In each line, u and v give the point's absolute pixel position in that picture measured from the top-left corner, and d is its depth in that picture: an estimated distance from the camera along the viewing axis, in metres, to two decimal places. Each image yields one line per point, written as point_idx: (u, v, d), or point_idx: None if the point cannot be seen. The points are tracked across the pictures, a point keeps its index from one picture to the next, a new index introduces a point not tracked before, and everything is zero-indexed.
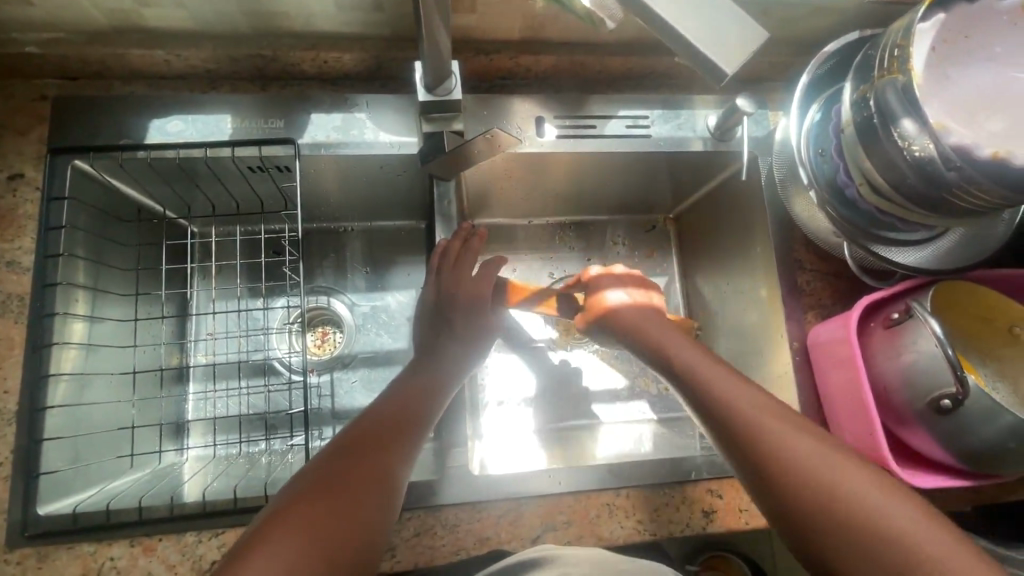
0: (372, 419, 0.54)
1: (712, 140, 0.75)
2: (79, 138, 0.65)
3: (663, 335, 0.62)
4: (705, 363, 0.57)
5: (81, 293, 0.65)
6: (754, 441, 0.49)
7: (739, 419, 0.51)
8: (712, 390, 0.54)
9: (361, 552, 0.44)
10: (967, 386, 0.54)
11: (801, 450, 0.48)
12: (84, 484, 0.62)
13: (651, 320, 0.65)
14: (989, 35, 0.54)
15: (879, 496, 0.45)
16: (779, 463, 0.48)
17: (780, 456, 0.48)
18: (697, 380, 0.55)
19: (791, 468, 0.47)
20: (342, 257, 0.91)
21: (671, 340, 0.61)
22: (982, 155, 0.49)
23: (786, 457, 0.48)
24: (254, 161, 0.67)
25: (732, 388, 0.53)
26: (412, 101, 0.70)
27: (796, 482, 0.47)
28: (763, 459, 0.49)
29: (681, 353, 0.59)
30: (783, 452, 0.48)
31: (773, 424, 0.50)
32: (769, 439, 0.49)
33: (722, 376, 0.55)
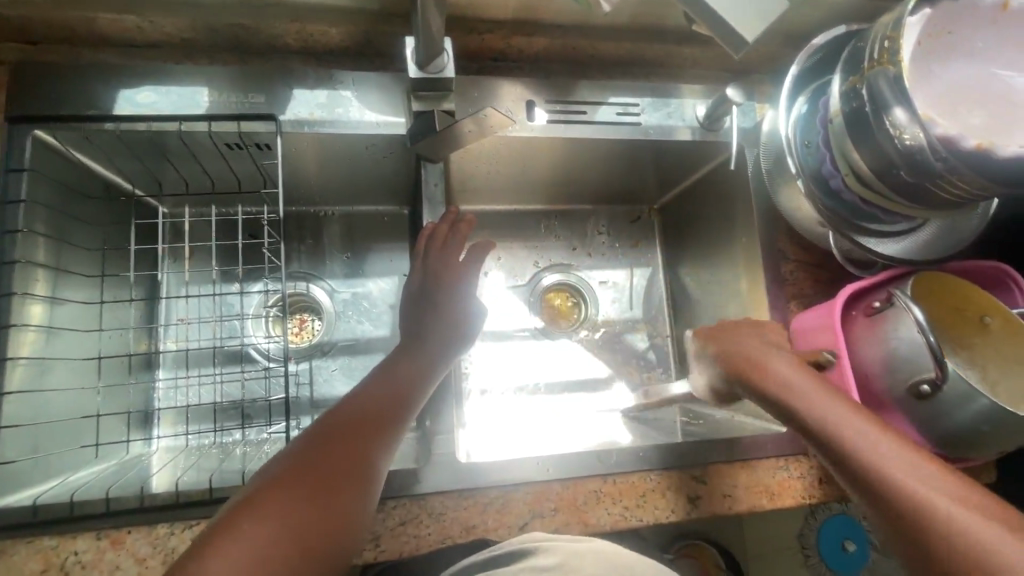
0: (354, 404, 0.52)
1: (700, 130, 0.76)
2: (41, 105, 0.60)
3: (761, 352, 0.59)
4: (813, 384, 0.54)
5: (42, 273, 0.60)
6: (881, 483, 0.46)
7: (857, 458, 0.48)
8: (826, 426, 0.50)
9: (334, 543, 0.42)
10: (945, 371, 0.56)
11: (928, 497, 0.44)
12: (44, 476, 0.58)
13: (755, 344, 0.61)
14: (969, 31, 0.55)
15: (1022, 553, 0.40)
16: (900, 507, 0.44)
17: (901, 502, 0.44)
18: (809, 412, 0.52)
19: (915, 512, 0.44)
20: (320, 242, 0.88)
21: (773, 360, 0.58)
22: (966, 146, 0.49)
23: (911, 502, 0.44)
24: (232, 136, 0.64)
25: (853, 424, 0.49)
26: (399, 80, 0.68)
27: (921, 532, 0.43)
28: (883, 501, 0.45)
29: (787, 376, 0.55)
30: (907, 496, 0.44)
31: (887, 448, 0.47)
32: (893, 482, 0.45)
33: (842, 409, 0.51)
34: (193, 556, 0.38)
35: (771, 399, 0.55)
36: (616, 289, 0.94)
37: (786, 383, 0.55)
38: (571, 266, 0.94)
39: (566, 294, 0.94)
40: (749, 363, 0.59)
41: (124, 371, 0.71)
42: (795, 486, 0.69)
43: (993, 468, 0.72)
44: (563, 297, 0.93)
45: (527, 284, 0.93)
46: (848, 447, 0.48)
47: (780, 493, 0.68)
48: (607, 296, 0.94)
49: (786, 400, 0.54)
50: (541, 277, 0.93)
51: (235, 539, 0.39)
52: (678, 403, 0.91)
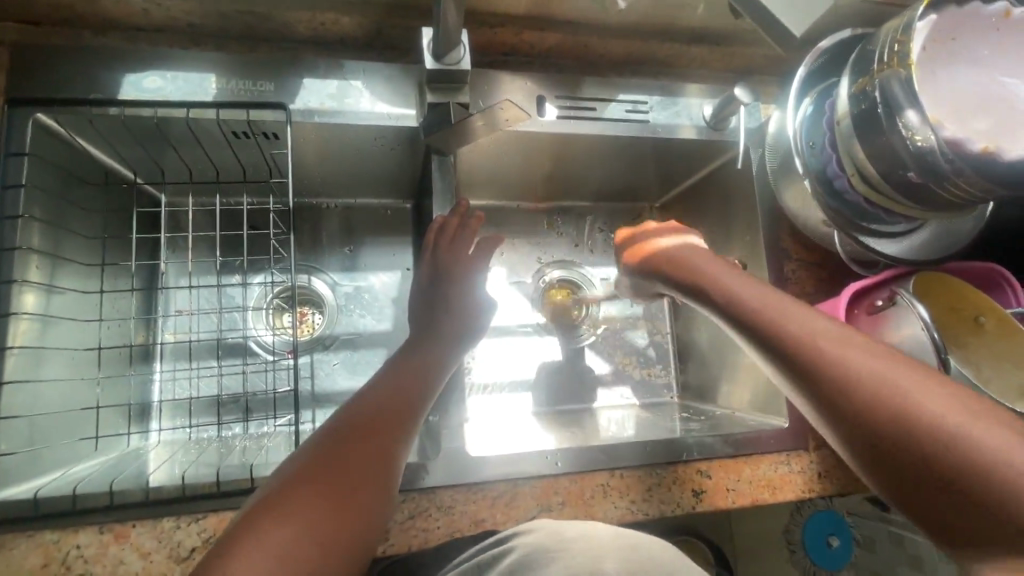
0: (371, 397, 0.52)
1: (707, 129, 0.77)
2: (43, 88, 0.59)
3: (704, 262, 0.57)
4: (750, 285, 0.53)
5: (40, 260, 0.58)
6: (851, 381, 0.44)
7: (823, 358, 0.46)
8: (788, 330, 0.48)
9: (357, 519, 0.43)
10: (948, 368, 0.57)
11: (896, 385, 0.43)
12: (43, 469, 0.56)
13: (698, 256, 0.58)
14: (974, 37, 0.57)
15: (987, 427, 0.39)
16: (873, 401, 0.43)
17: (872, 395, 0.43)
18: (762, 316, 0.50)
19: (888, 404, 0.42)
20: (320, 234, 0.87)
21: (716, 269, 0.55)
22: (974, 149, 0.52)
23: (882, 392, 0.43)
24: (240, 125, 0.63)
25: (812, 327, 0.48)
26: (410, 71, 0.68)
27: (896, 422, 0.42)
28: (855, 399, 0.44)
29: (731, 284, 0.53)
30: (878, 386, 0.43)
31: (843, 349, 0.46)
32: (863, 376, 0.44)
33: (796, 312, 0.49)
34: (218, 559, 0.37)
35: (721, 306, 0.53)
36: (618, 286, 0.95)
37: (725, 284, 0.54)
38: (574, 263, 0.95)
39: (568, 290, 0.94)
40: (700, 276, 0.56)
41: (122, 362, 0.69)
42: (795, 481, 0.70)
43: None
44: (566, 293, 0.94)
45: (529, 280, 0.93)
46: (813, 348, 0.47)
47: (782, 488, 0.69)
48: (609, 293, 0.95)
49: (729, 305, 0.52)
50: (544, 273, 0.93)
51: (261, 529, 0.39)
52: (677, 399, 0.92)
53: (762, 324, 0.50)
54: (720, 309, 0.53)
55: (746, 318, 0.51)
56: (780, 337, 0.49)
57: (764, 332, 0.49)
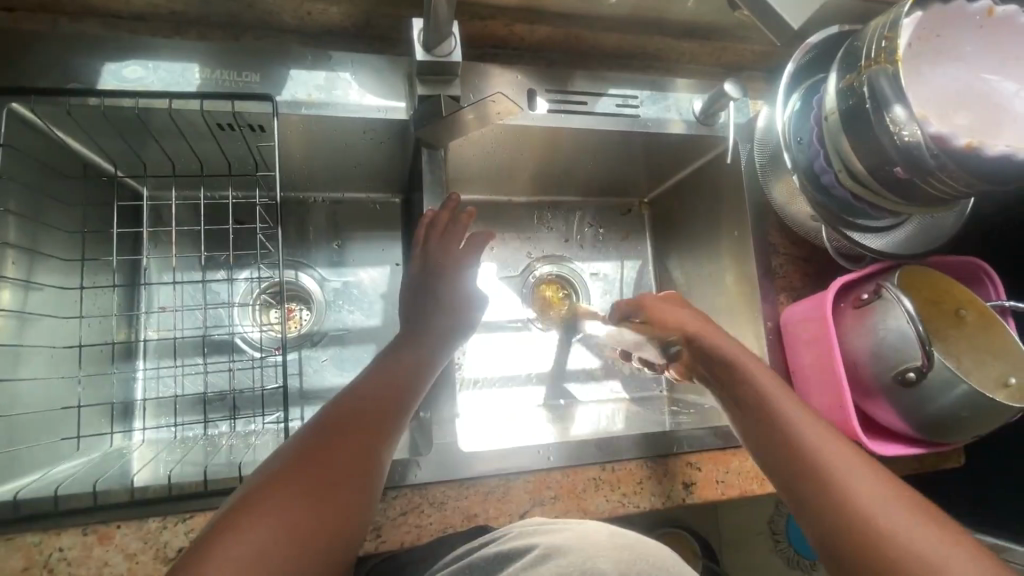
0: (359, 394, 0.51)
1: (696, 124, 0.77)
2: (17, 77, 0.57)
3: (710, 332, 0.65)
4: (767, 377, 0.58)
5: (16, 255, 0.56)
6: (809, 463, 0.49)
7: (795, 438, 0.51)
8: (771, 405, 0.55)
9: (331, 552, 0.41)
10: (931, 360, 0.59)
11: (865, 490, 0.46)
12: (24, 470, 0.55)
13: (722, 336, 0.64)
14: (956, 37, 0.57)
15: (936, 545, 0.41)
16: (838, 499, 0.46)
17: (838, 492, 0.46)
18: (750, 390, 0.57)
19: (852, 505, 0.45)
20: (306, 228, 0.86)
21: (720, 341, 0.63)
22: (957, 145, 0.52)
23: (833, 478, 0.47)
24: (224, 116, 0.62)
25: (793, 408, 0.54)
26: (399, 63, 0.67)
27: (835, 507, 0.46)
28: (809, 479, 0.48)
29: (736, 358, 0.60)
30: (830, 472, 0.48)
31: (835, 454, 0.49)
32: (823, 459, 0.49)
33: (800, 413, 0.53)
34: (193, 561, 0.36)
35: (729, 381, 0.60)
36: (608, 281, 0.95)
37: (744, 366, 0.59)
38: (565, 258, 0.95)
39: (558, 286, 0.93)
40: (723, 353, 0.62)
41: (104, 360, 0.68)
42: None
43: (960, 453, 0.77)
44: (555, 288, 0.93)
45: (519, 275, 0.92)
46: (789, 428, 0.52)
47: (770, 479, 0.70)
48: (598, 288, 0.95)
49: (744, 390, 0.58)
50: (534, 268, 0.93)
51: (227, 540, 0.37)
52: (666, 393, 0.92)
53: (766, 416, 0.54)
54: (733, 390, 0.59)
55: (739, 391, 0.58)
56: (767, 417, 0.54)
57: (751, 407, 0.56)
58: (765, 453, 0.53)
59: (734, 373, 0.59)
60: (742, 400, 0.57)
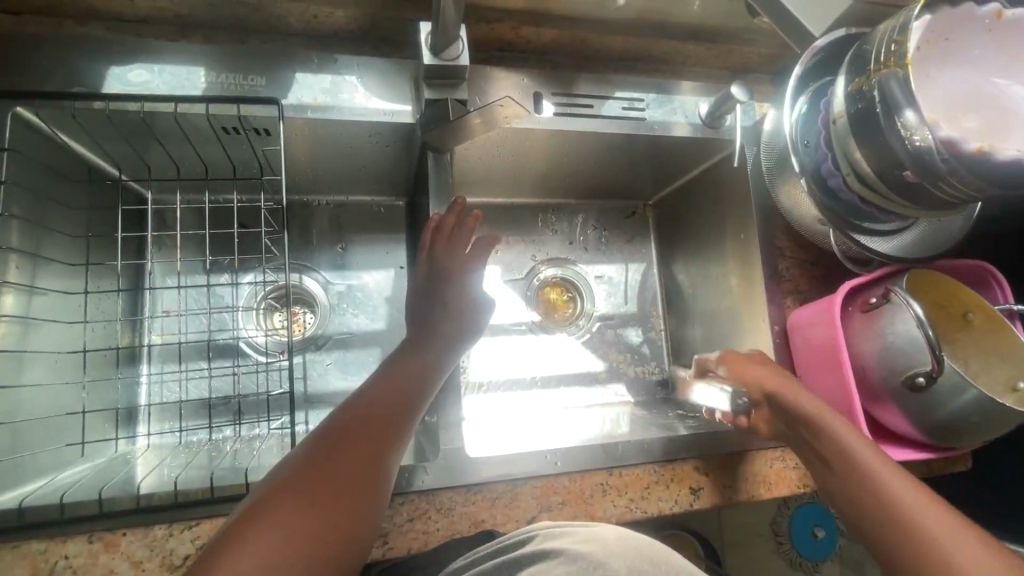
0: (366, 401, 0.50)
1: (702, 127, 0.77)
2: (22, 81, 0.56)
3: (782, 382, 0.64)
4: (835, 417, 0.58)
5: (20, 260, 0.56)
6: (902, 519, 0.49)
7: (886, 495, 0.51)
8: (845, 448, 0.56)
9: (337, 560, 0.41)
10: (940, 365, 0.59)
11: (949, 538, 0.47)
12: (28, 477, 0.55)
13: (786, 377, 0.65)
14: (965, 40, 0.57)
15: None
16: (923, 547, 0.47)
17: (925, 540, 0.47)
18: (830, 442, 0.57)
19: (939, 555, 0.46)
20: (311, 231, 0.85)
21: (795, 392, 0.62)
22: (968, 149, 0.52)
23: (928, 538, 0.47)
24: (230, 120, 0.62)
25: (865, 450, 0.55)
26: (405, 66, 0.67)
27: (930, 563, 0.46)
28: (903, 538, 0.49)
29: (802, 401, 0.61)
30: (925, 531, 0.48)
31: (915, 500, 0.50)
32: (915, 519, 0.49)
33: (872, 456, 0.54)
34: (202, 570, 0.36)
35: (796, 421, 0.61)
36: (612, 284, 0.95)
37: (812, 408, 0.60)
38: (569, 261, 0.94)
39: (563, 288, 0.93)
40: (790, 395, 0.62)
41: (108, 364, 0.67)
42: (790, 476, 0.71)
43: (966, 456, 0.77)
44: (559, 291, 0.93)
45: (523, 278, 0.92)
46: (879, 486, 0.52)
47: (777, 483, 0.70)
48: (602, 290, 0.94)
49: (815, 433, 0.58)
50: (538, 271, 0.93)
51: (237, 548, 0.37)
52: (670, 396, 0.91)
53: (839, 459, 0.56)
54: (803, 431, 0.60)
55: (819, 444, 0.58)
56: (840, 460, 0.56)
57: (835, 461, 0.56)
58: (851, 507, 0.54)
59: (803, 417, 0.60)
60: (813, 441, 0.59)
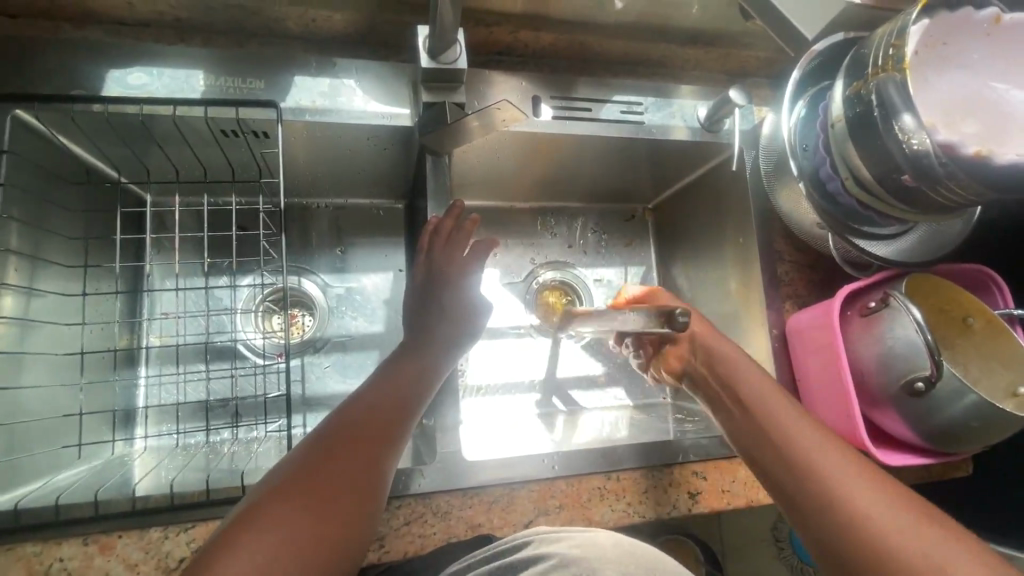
0: (361, 404, 0.50)
1: (700, 131, 0.77)
2: (22, 84, 0.57)
3: (714, 340, 0.65)
4: (746, 363, 0.61)
5: (18, 262, 0.56)
6: (804, 464, 0.49)
7: (791, 442, 0.51)
8: (747, 389, 0.58)
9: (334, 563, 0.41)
10: (940, 370, 0.58)
11: (828, 462, 0.48)
12: (25, 478, 0.55)
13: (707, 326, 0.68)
14: (965, 44, 0.57)
15: (893, 512, 0.44)
16: (804, 471, 0.49)
17: (806, 464, 0.49)
18: (748, 394, 0.58)
19: (817, 477, 0.48)
20: (310, 234, 0.85)
21: (721, 349, 0.64)
22: (966, 153, 0.52)
23: (827, 479, 0.47)
24: (228, 123, 0.62)
25: (767, 390, 0.57)
26: (404, 69, 0.67)
27: (808, 482, 0.48)
28: (803, 482, 0.48)
29: (718, 348, 0.64)
30: (823, 474, 0.48)
31: (802, 430, 0.52)
32: (813, 462, 0.49)
33: (772, 394, 0.57)
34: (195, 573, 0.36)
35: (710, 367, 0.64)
36: (611, 287, 0.95)
37: (727, 355, 0.63)
38: (569, 264, 0.94)
39: (561, 291, 0.93)
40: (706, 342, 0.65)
41: (107, 366, 0.68)
42: None
43: (968, 461, 0.76)
44: (558, 294, 0.92)
45: (522, 281, 0.92)
46: (785, 433, 0.52)
47: None
48: (602, 294, 0.94)
49: (727, 376, 0.61)
50: (537, 275, 0.93)
51: (233, 550, 0.37)
52: (670, 399, 0.91)
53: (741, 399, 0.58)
54: (715, 374, 0.63)
55: (736, 397, 0.58)
56: (742, 400, 0.58)
57: (749, 412, 0.56)
58: (758, 455, 0.53)
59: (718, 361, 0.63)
60: (723, 382, 0.61)
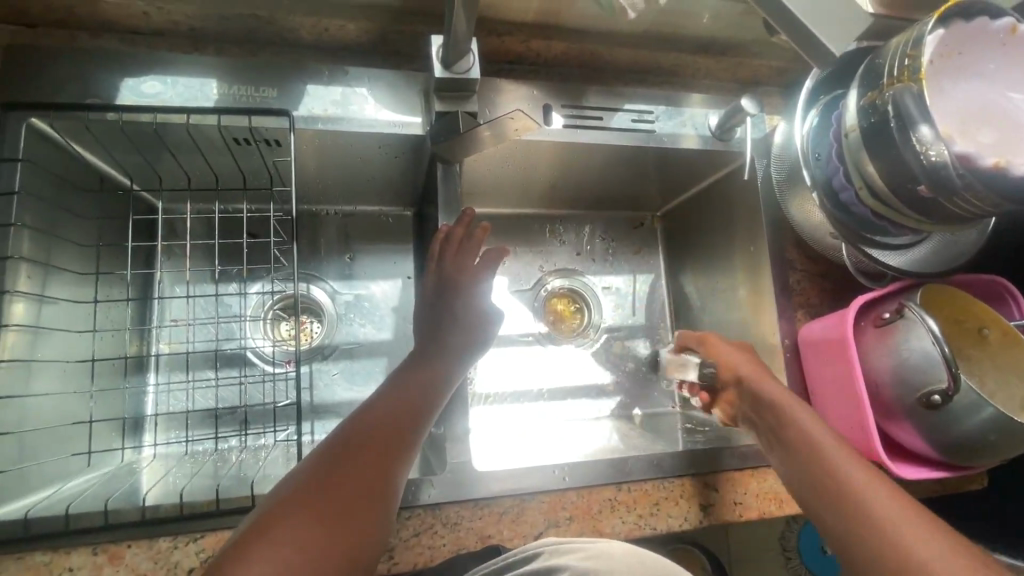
0: (373, 412, 0.50)
1: (711, 139, 0.77)
2: (37, 92, 0.57)
3: (753, 370, 0.65)
4: (784, 392, 0.61)
5: (31, 269, 0.56)
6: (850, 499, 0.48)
7: (835, 475, 0.51)
8: (786, 416, 0.58)
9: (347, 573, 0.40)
10: (957, 382, 0.58)
11: (871, 496, 0.48)
12: (35, 486, 0.55)
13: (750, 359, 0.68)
14: (978, 54, 0.57)
15: (940, 549, 0.43)
16: (847, 504, 0.48)
17: (850, 497, 0.49)
18: (787, 423, 0.57)
19: (860, 511, 0.47)
20: (318, 241, 0.85)
21: (759, 380, 0.63)
22: (985, 164, 0.52)
23: (873, 515, 0.47)
24: (240, 131, 0.62)
25: (808, 420, 0.57)
26: (415, 78, 0.67)
27: (850, 515, 0.48)
28: (844, 511, 0.48)
29: (756, 378, 0.64)
30: (870, 510, 0.47)
31: (843, 462, 0.51)
32: (855, 490, 0.49)
33: (811, 424, 0.56)
34: None
35: (746, 396, 0.64)
36: (620, 295, 0.94)
37: (762, 384, 0.63)
38: (577, 271, 0.94)
39: (570, 299, 0.93)
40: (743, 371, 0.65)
41: (117, 373, 0.68)
42: None
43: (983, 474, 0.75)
44: (567, 302, 0.93)
45: (531, 289, 0.92)
46: (825, 460, 0.52)
47: (789, 501, 0.68)
48: (610, 302, 0.94)
49: (764, 405, 0.61)
50: (545, 282, 0.92)
51: (247, 558, 0.37)
52: (679, 408, 0.90)
53: (780, 428, 0.58)
54: (753, 402, 0.62)
55: (774, 424, 0.59)
56: (781, 428, 0.57)
57: (791, 443, 0.56)
58: (802, 489, 0.53)
59: (753, 389, 0.63)
60: (762, 411, 0.61)
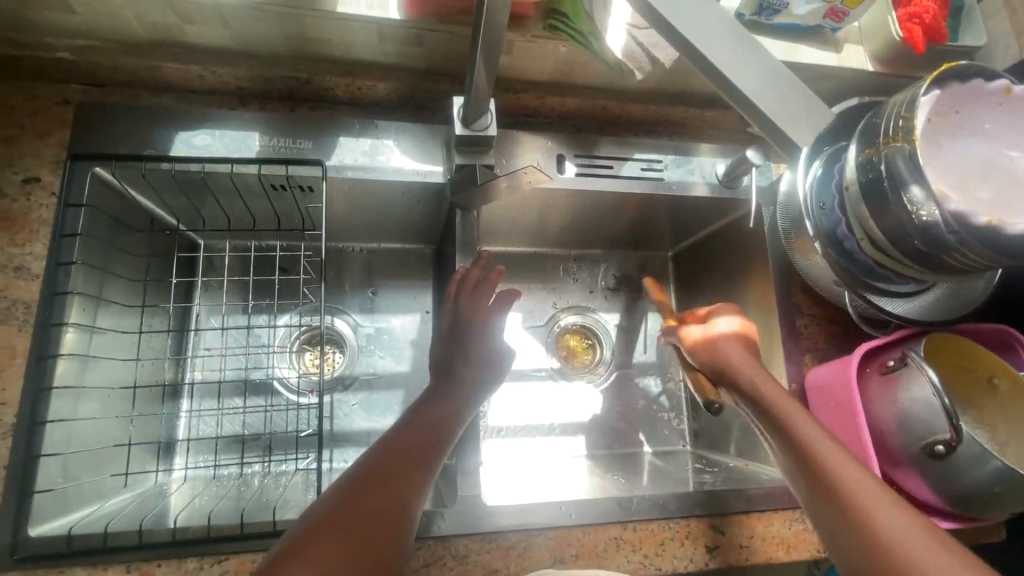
0: (392, 445, 0.53)
1: (720, 186, 0.80)
2: (102, 145, 0.64)
3: (737, 354, 0.67)
4: (764, 374, 0.63)
5: (87, 303, 0.62)
6: (814, 465, 0.53)
7: (809, 450, 0.54)
8: (766, 396, 0.61)
9: None
10: (960, 433, 0.59)
11: (844, 471, 0.51)
12: (80, 504, 0.59)
13: (742, 345, 0.69)
14: (976, 115, 0.58)
15: (903, 524, 0.46)
16: (821, 475, 0.52)
17: (822, 468, 0.52)
18: (768, 403, 0.60)
19: (833, 484, 0.50)
20: (342, 277, 0.90)
21: (740, 360, 0.66)
22: (978, 222, 0.53)
23: (834, 479, 0.51)
24: (278, 179, 0.68)
25: (786, 398, 0.59)
26: (438, 130, 0.73)
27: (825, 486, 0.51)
28: (818, 482, 0.52)
29: (740, 362, 0.66)
30: (834, 478, 0.51)
31: (818, 436, 0.55)
32: (826, 465, 0.52)
33: (787, 402, 0.59)
34: None
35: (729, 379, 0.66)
36: (632, 332, 0.97)
37: (744, 366, 0.65)
38: (591, 308, 0.97)
39: (582, 335, 0.96)
40: (729, 357, 0.67)
41: (154, 399, 0.73)
42: (811, 538, 0.69)
43: (1000, 527, 0.74)
44: (579, 338, 0.95)
45: (544, 324, 0.95)
46: (801, 436, 0.55)
47: (797, 546, 0.69)
48: (623, 339, 0.96)
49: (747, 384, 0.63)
50: (559, 318, 0.95)
51: None
52: (690, 447, 0.92)
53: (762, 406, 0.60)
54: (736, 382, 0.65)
55: (756, 404, 0.61)
56: (763, 406, 0.60)
57: (765, 414, 0.60)
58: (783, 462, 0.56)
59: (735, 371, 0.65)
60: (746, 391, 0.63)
